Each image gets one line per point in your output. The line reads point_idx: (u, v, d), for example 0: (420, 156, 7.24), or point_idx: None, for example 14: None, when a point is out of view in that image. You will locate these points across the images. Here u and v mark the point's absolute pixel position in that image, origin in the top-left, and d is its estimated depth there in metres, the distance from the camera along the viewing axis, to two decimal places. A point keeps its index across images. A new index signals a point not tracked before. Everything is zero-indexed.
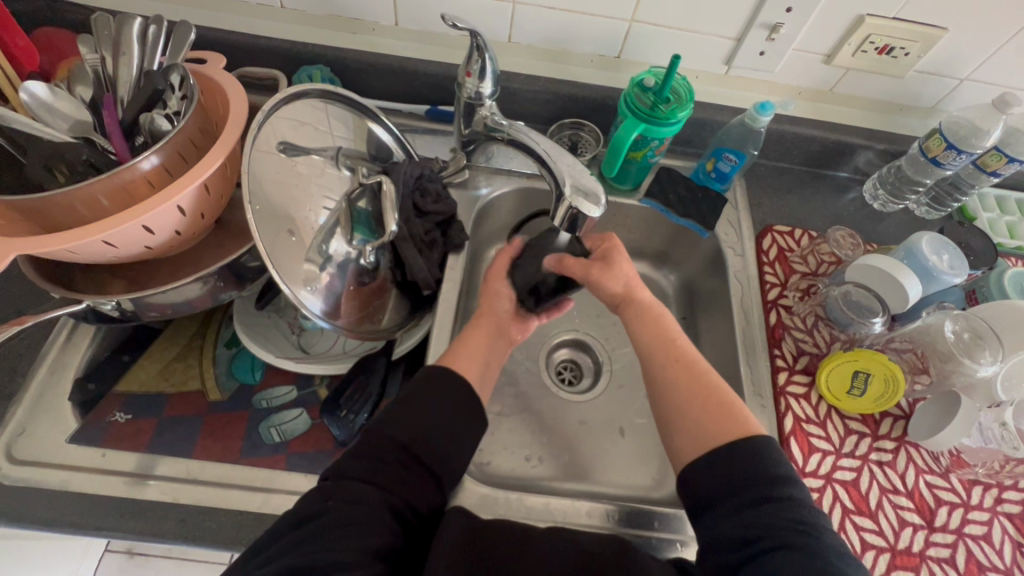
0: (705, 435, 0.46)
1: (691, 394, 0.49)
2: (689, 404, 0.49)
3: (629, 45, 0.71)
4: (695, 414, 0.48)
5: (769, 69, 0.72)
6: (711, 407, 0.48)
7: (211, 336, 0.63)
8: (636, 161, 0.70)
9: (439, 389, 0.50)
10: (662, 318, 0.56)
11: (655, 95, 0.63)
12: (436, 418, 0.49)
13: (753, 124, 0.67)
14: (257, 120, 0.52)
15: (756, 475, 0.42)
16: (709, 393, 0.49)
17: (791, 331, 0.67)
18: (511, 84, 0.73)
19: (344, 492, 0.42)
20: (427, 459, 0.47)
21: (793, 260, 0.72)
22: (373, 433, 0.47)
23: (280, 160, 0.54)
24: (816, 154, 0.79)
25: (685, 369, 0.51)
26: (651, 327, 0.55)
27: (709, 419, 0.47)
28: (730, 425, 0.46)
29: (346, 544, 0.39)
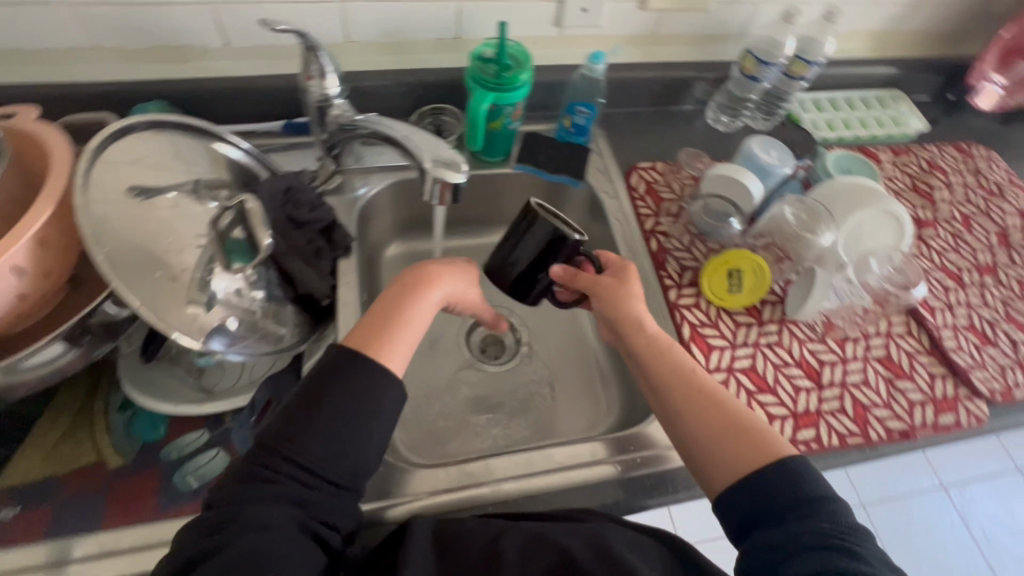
0: (737, 462, 0.47)
1: (715, 421, 0.50)
2: (715, 437, 0.49)
3: (463, 24, 0.74)
4: (723, 447, 0.48)
5: (597, 24, 0.77)
6: (738, 429, 0.49)
7: (99, 404, 0.58)
8: (497, 131, 0.73)
9: (360, 386, 0.47)
10: (673, 350, 0.56)
11: (496, 64, 0.67)
12: (352, 423, 0.46)
13: (591, 74, 0.72)
14: (84, 161, 0.50)
15: (802, 494, 0.44)
16: (732, 421, 0.49)
17: (672, 253, 0.73)
18: (361, 83, 0.73)
19: (241, 520, 0.41)
20: (332, 473, 0.45)
21: (660, 190, 0.79)
22: (288, 444, 0.44)
23: (133, 205, 0.51)
24: (658, 93, 0.87)
25: (708, 399, 0.51)
26: (667, 362, 0.55)
27: (737, 443, 0.48)
28: (762, 446, 0.47)
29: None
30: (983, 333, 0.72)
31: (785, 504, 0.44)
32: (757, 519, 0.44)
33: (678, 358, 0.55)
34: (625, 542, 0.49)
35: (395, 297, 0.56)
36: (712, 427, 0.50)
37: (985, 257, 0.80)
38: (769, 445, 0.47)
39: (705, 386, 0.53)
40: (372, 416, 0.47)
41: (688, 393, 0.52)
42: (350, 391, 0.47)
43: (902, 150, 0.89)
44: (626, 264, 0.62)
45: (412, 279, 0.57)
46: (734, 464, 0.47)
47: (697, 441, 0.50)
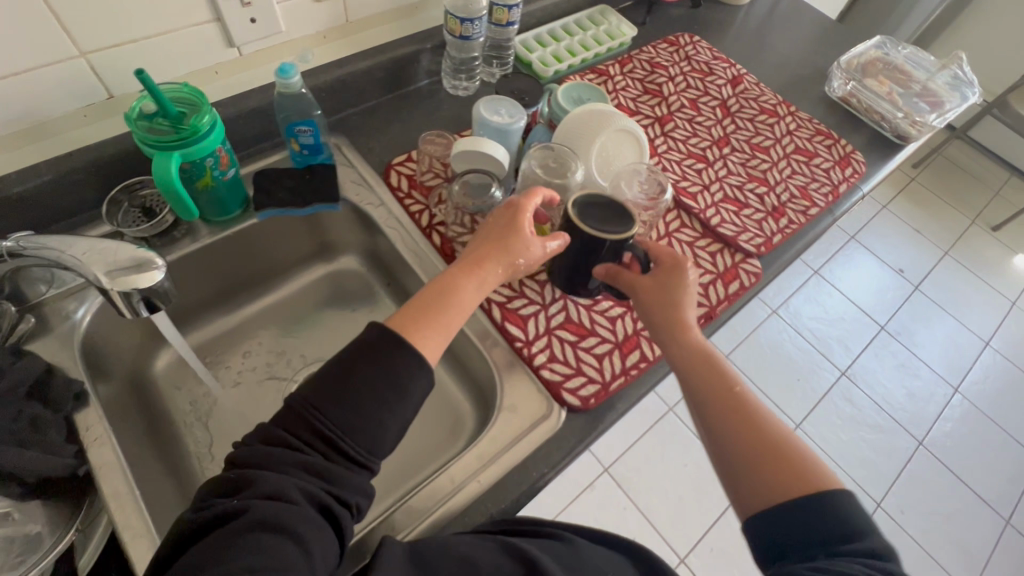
0: (775, 470, 0.46)
1: (753, 435, 0.48)
2: (752, 450, 0.47)
3: (109, 80, 0.60)
4: (758, 463, 0.46)
5: (277, 31, 0.68)
6: (784, 447, 0.47)
7: None
8: (211, 188, 0.63)
9: (382, 377, 0.43)
10: (720, 359, 0.55)
11: (167, 117, 0.56)
12: (386, 402, 0.43)
13: (289, 90, 0.63)
14: None
15: (842, 529, 0.41)
16: (771, 438, 0.48)
17: (456, 240, 0.70)
18: (2, 194, 0.56)
19: (261, 485, 0.38)
20: (354, 451, 0.42)
21: (422, 180, 0.74)
22: (322, 423, 0.42)
23: None
24: (385, 81, 0.81)
25: (747, 412, 0.50)
26: (708, 371, 0.53)
27: (776, 460, 0.46)
28: (805, 468, 0.45)
29: (241, 555, 0.34)
30: (738, 199, 0.81)
31: (831, 535, 0.41)
32: (789, 548, 0.43)
33: (723, 368, 0.54)
34: (597, 564, 0.51)
35: (480, 246, 0.56)
36: (745, 438, 0.48)
37: (718, 131, 0.90)
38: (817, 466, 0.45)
39: (742, 397, 0.51)
40: (394, 402, 0.43)
41: (732, 405, 0.50)
42: (397, 390, 0.44)
43: (626, 60, 0.96)
44: (679, 262, 0.59)
45: (462, 269, 0.54)
46: (770, 477, 0.45)
47: (729, 447, 0.49)
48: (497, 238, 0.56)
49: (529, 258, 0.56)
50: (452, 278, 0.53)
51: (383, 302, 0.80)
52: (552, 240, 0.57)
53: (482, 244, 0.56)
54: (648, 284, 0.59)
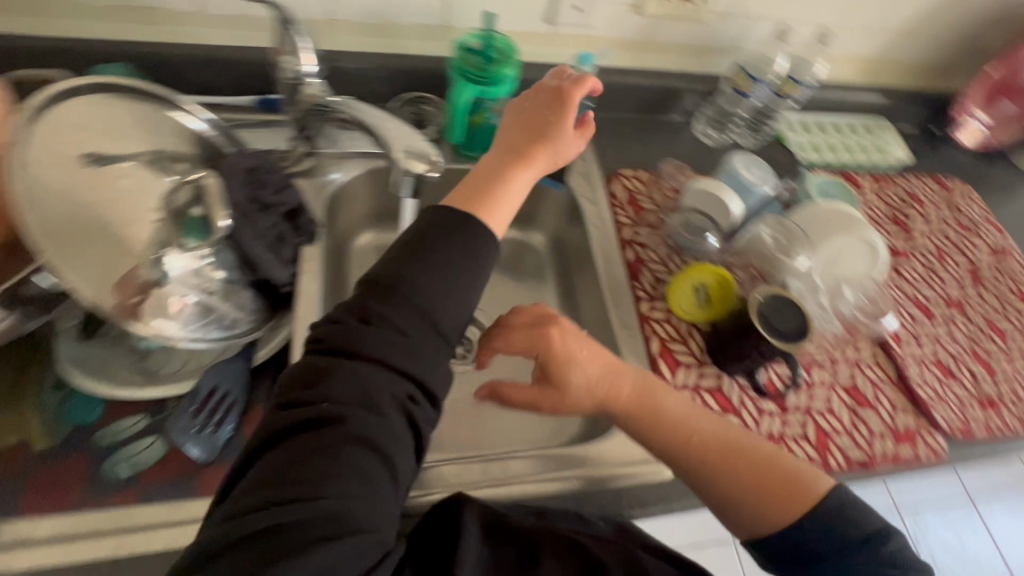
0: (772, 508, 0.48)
1: (741, 476, 0.50)
2: (746, 492, 0.49)
3: (451, 12, 0.71)
4: (755, 499, 0.49)
5: (590, 24, 0.75)
6: (769, 477, 0.50)
7: (30, 383, 0.54)
8: (479, 126, 0.71)
9: (458, 236, 0.47)
10: (663, 404, 0.55)
11: (481, 56, 0.66)
12: (453, 278, 0.45)
13: (578, 75, 0.70)
14: (33, 117, 0.50)
15: (865, 528, 0.46)
16: (761, 470, 0.50)
17: (648, 265, 0.72)
18: (340, 64, 0.70)
19: (337, 411, 0.40)
20: (435, 321, 0.44)
21: (641, 200, 0.77)
22: (396, 320, 0.43)
23: (81, 174, 0.51)
24: (648, 102, 0.85)
25: (717, 452, 0.52)
26: (667, 429, 0.53)
27: (773, 490, 0.49)
28: (801, 491, 0.48)
29: (327, 472, 0.38)
30: (947, 366, 0.73)
31: (851, 545, 0.46)
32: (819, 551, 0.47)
33: (676, 411, 0.54)
34: None
35: (524, 124, 0.55)
36: (738, 481, 0.50)
37: (955, 291, 0.81)
38: (811, 491, 0.48)
39: (709, 442, 0.52)
40: (452, 269, 0.46)
41: (702, 455, 0.52)
42: (421, 309, 0.44)
43: (885, 179, 0.89)
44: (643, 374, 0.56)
45: (512, 159, 0.54)
46: (771, 502, 0.49)
47: (725, 495, 0.50)
48: (539, 138, 0.55)
49: (569, 158, 0.57)
50: (512, 160, 0.54)
51: (546, 286, 0.84)
52: (586, 121, 0.58)
53: (539, 149, 0.55)
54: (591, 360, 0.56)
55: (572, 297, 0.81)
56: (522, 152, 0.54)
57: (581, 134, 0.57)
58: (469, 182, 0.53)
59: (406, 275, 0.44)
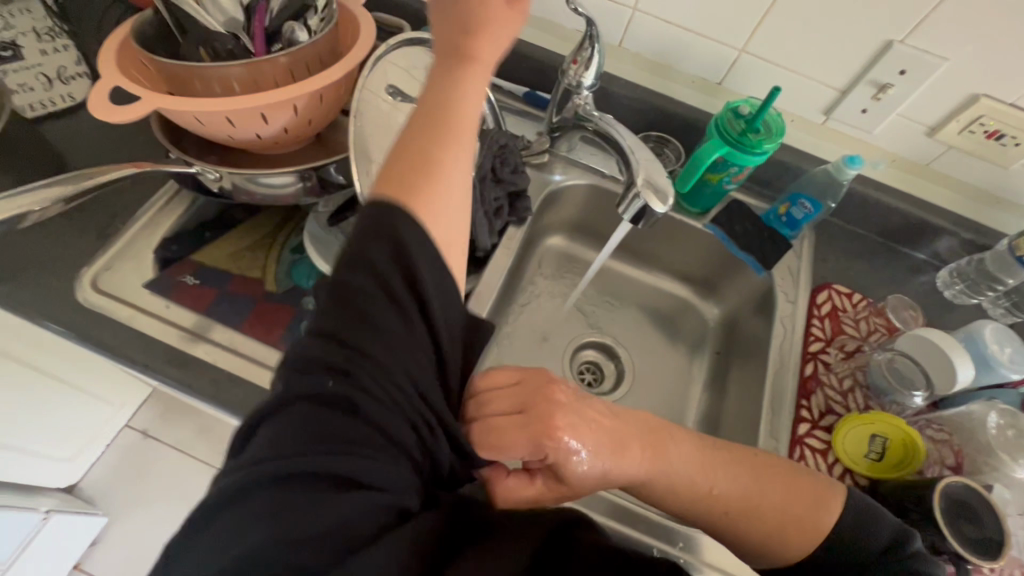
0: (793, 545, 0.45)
1: (760, 521, 0.46)
2: (770, 533, 0.45)
3: (732, 74, 0.73)
4: (778, 535, 0.45)
5: (868, 130, 0.72)
6: (783, 516, 0.46)
7: (280, 239, 0.68)
8: (711, 184, 0.71)
9: (415, 153, 0.42)
10: (661, 465, 0.47)
11: (747, 123, 0.66)
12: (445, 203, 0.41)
13: (838, 174, 0.67)
14: (382, 50, 0.60)
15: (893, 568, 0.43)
16: (775, 508, 0.46)
17: (823, 388, 0.65)
18: (610, 86, 0.76)
19: (345, 403, 0.33)
20: (426, 253, 0.38)
21: (845, 320, 0.71)
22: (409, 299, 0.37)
23: (388, 103, 0.61)
24: (895, 227, 0.78)
25: (739, 508, 0.46)
26: (672, 495, 0.47)
27: (793, 530, 0.45)
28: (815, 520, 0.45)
29: (356, 465, 0.32)
30: None
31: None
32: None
33: (675, 463, 0.47)
34: None
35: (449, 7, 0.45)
36: (751, 525, 0.46)
37: None
38: (817, 525, 0.45)
39: (713, 496, 0.47)
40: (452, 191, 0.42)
41: (710, 511, 0.47)
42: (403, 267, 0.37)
43: None
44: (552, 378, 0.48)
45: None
46: (789, 541, 0.45)
47: (750, 540, 0.46)
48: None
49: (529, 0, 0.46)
50: (451, 82, 0.44)
51: (700, 361, 0.82)
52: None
53: (483, 41, 0.45)
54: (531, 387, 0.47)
55: (723, 384, 0.77)
56: (462, 45, 0.45)
57: (508, 2, 0.44)
58: (421, 107, 0.44)
59: (398, 224, 0.38)
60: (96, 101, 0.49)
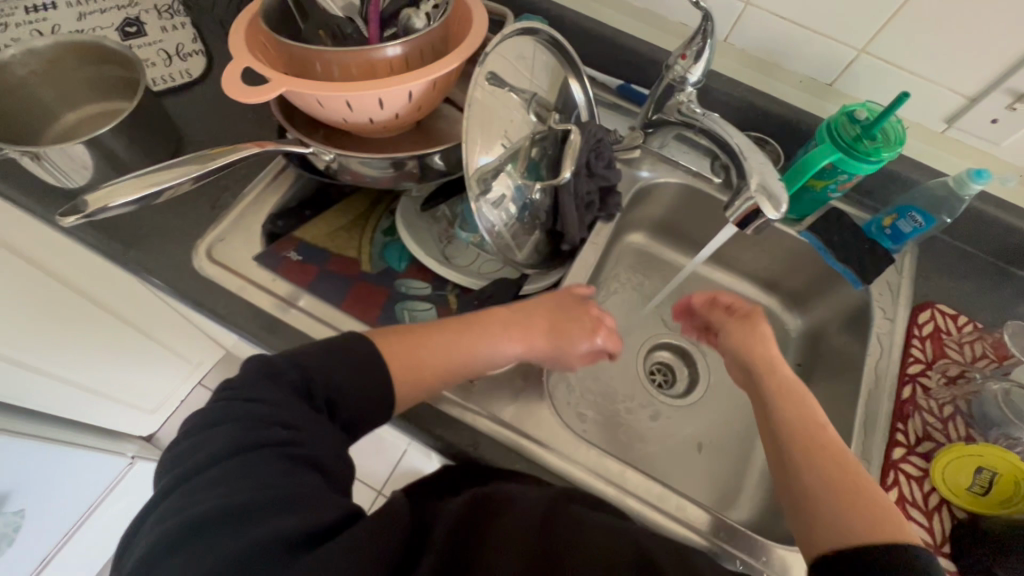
0: (857, 525, 0.42)
1: (833, 485, 0.45)
2: (829, 499, 0.44)
3: (846, 75, 0.69)
4: (837, 508, 0.43)
5: (995, 141, 0.67)
6: (857, 495, 0.44)
7: (373, 220, 0.70)
8: (814, 190, 0.69)
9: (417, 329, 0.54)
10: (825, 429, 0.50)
11: (863, 128, 0.62)
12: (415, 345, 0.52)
13: (959, 189, 0.63)
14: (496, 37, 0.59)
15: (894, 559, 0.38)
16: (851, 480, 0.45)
17: (922, 412, 0.62)
18: (711, 82, 0.74)
19: (261, 458, 0.39)
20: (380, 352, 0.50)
21: (947, 343, 0.67)
22: (339, 404, 0.46)
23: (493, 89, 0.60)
24: (1011, 247, 0.72)
25: (826, 456, 0.47)
26: (791, 428, 0.50)
27: (846, 506, 0.43)
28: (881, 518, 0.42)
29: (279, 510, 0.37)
30: None
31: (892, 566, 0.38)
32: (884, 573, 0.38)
33: (802, 409, 0.52)
34: None
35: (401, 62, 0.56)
36: (820, 484, 0.45)
37: None
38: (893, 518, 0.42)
39: (831, 443, 0.48)
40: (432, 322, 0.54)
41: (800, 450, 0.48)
42: (389, 398, 0.49)
43: None
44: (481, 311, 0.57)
45: None
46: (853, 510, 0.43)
47: (806, 498, 0.45)
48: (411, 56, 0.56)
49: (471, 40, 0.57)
50: (474, 322, 0.56)
51: None
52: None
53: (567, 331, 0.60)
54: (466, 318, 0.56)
55: None
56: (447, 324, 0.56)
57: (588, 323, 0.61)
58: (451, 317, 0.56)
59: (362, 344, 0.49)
60: (231, 81, 0.51)
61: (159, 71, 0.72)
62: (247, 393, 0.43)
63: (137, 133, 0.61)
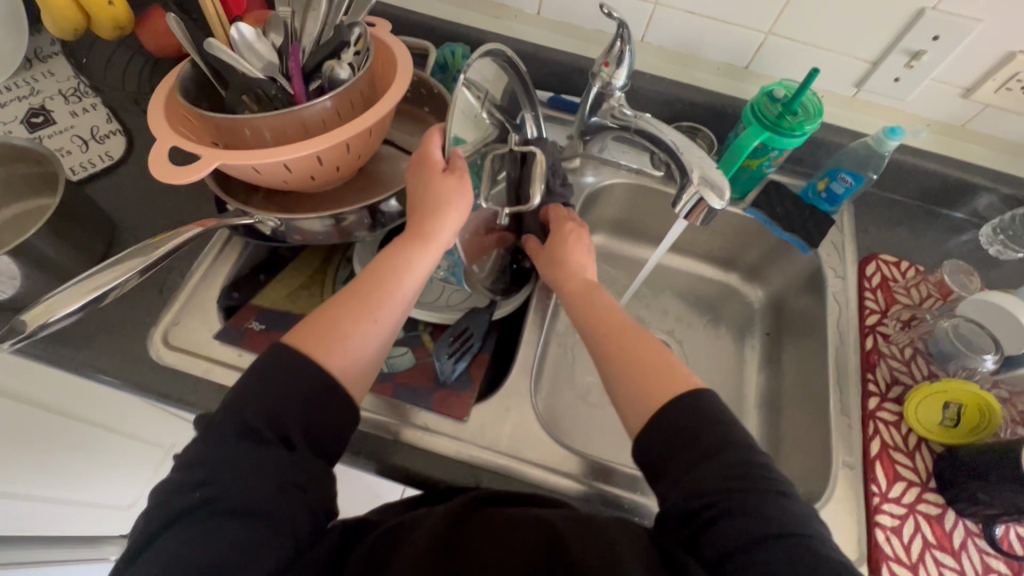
0: (644, 391, 0.47)
1: (626, 355, 0.51)
2: (623, 373, 0.50)
3: (759, 57, 0.73)
4: (636, 383, 0.48)
5: (901, 97, 0.72)
6: (645, 361, 0.49)
7: (331, 272, 0.69)
8: (750, 170, 0.72)
9: (298, 364, 0.45)
10: (599, 297, 0.58)
11: (783, 105, 0.65)
12: (311, 377, 0.45)
13: (879, 147, 0.68)
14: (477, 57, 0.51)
15: (699, 423, 0.44)
16: (649, 355, 0.50)
17: (886, 359, 0.66)
18: (636, 82, 0.76)
19: (215, 504, 0.39)
20: (292, 385, 0.44)
21: (896, 290, 0.71)
22: (286, 429, 0.43)
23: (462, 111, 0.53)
24: (934, 189, 0.78)
25: (624, 335, 0.53)
26: (594, 306, 0.57)
27: (647, 375, 0.48)
28: (673, 378, 0.48)
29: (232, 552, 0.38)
30: None
31: (693, 440, 0.43)
32: (703, 455, 0.42)
33: (603, 299, 0.57)
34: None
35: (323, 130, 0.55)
36: (617, 359, 0.51)
37: None
38: (680, 379, 0.48)
39: (621, 321, 0.54)
40: (321, 336, 0.48)
41: (601, 329, 0.54)
42: (309, 419, 0.44)
43: None
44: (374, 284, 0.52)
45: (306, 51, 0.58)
46: (645, 380, 0.48)
47: (614, 384, 0.50)
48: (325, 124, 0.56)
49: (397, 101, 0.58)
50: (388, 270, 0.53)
51: (751, 342, 0.83)
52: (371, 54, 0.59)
53: (441, 226, 0.53)
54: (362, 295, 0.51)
55: (778, 363, 0.78)
56: (332, 321, 0.49)
57: (454, 178, 0.51)
58: (322, 315, 0.49)
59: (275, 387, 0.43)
60: (157, 163, 0.49)
61: (77, 158, 0.68)
62: (197, 456, 0.41)
63: (64, 231, 0.57)
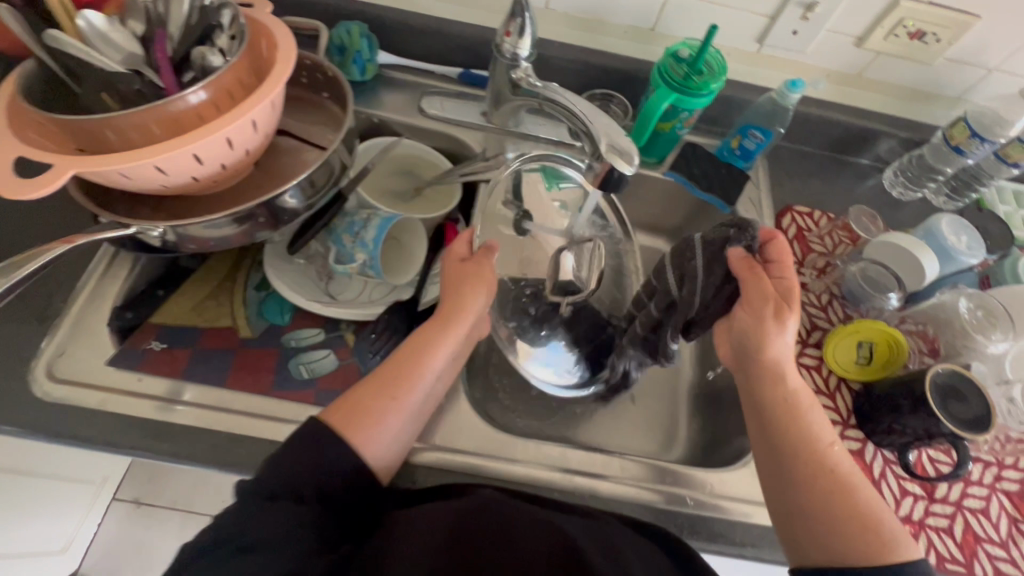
0: (847, 548, 0.43)
1: (842, 504, 0.45)
2: (826, 516, 0.44)
3: (663, 18, 0.72)
4: (825, 520, 0.44)
5: (801, 50, 0.73)
6: (859, 519, 0.44)
7: (241, 277, 0.65)
8: (664, 133, 0.72)
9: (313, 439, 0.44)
10: (801, 413, 0.48)
11: (689, 66, 0.65)
12: (329, 448, 0.44)
13: (782, 101, 0.69)
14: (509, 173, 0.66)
15: None
16: (851, 510, 0.44)
17: (805, 307, 0.68)
18: (545, 51, 0.74)
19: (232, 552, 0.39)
20: (307, 471, 0.43)
21: (811, 239, 0.74)
22: (300, 487, 0.42)
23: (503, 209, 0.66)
24: (839, 138, 0.80)
25: (833, 479, 0.46)
26: (797, 428, 0.48)
27: (852, 532, 0.43)
28: (873, 544, 0.43)
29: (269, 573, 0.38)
30: None
31: None
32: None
33: (811, 424, 0.48)
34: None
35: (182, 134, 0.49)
36: (825, 502, 0.45)
37: None
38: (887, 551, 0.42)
39: (834, 467, 0.46)
40: (352, 422, 0.47)
41: (813, 467, 0.46)
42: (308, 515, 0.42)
43: None
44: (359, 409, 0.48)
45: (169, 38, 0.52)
46: (851, 540, 0.43)
47: (795, 514, 0.46)
48: (196, 119, 0.50)
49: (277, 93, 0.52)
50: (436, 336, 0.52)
51: None
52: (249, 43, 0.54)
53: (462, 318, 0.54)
54: (363, 414, 0.47)
55: None
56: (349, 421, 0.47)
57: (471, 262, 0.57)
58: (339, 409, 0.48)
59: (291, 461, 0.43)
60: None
61: None
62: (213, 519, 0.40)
63: None
